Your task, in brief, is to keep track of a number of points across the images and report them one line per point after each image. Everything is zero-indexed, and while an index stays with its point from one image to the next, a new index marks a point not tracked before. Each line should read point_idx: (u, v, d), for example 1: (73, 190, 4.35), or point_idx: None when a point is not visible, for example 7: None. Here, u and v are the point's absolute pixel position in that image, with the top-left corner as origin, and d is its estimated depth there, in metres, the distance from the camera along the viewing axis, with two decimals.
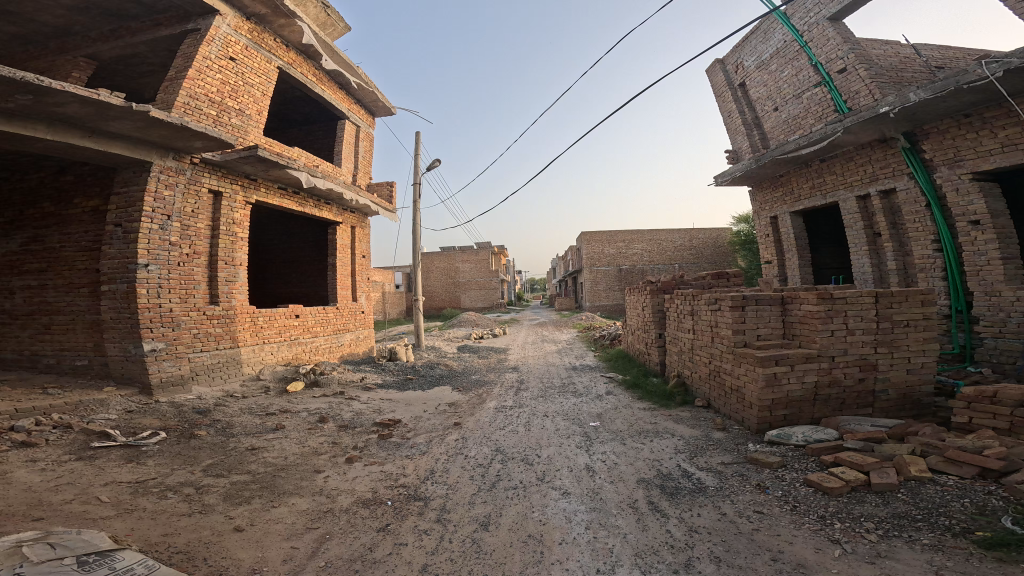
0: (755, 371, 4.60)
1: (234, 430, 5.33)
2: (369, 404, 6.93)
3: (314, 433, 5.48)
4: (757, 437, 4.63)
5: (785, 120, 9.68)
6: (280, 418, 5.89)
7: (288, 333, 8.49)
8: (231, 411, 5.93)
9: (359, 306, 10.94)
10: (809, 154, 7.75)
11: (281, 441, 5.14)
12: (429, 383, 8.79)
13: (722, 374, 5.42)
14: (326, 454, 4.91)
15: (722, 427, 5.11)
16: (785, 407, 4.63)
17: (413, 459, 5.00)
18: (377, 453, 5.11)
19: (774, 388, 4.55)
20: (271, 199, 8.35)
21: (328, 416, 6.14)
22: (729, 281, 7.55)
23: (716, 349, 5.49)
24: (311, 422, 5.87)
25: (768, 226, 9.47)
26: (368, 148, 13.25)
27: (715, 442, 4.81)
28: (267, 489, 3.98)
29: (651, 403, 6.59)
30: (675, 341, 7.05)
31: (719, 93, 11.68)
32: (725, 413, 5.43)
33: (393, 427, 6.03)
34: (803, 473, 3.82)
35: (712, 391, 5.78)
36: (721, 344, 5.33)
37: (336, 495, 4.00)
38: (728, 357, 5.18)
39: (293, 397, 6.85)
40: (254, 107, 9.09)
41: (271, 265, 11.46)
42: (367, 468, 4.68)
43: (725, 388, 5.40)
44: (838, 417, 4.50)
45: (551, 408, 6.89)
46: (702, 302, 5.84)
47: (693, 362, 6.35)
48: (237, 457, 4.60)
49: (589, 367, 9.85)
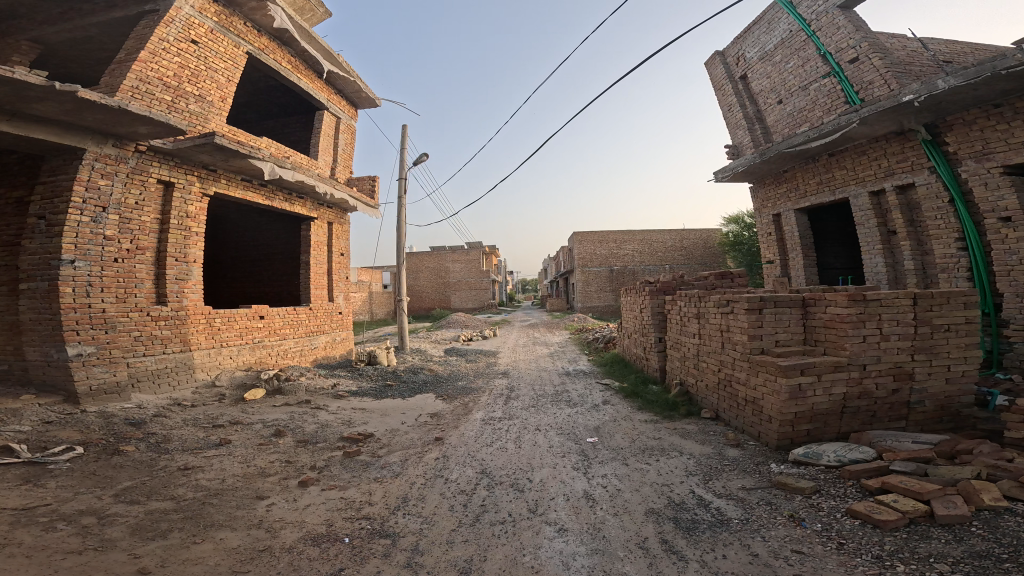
0: (777, 381, 4.04)
1: (170, 445, 4.55)
2: (339, 414, 6.20)
3: (267, 451, 4.71)
4: (780, 456, 4.09)
5: (790, 113, 9.24)
6: (228, 431, 5.10)
7: (252, 336, 7.67)
8: (171, 423, 5.12)
9: (336, 307, 10.15)
10: (817, 148, 7.30)
11: (223, 460, 4.37)
12: (411, 390, 8.06)
13: (734, 383, 4.87)
14: (274, 475, 4.17)
15: (737, 444, 4.55)
16: (809, 421, 4.11)
17: (383, 483, 4.29)
18: (341, 475, 4.38)
19: (798, 401, 3.99)
20: (234, 191, 7.55)
21: (286, 429, 5.37)
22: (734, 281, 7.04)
23: (728, 357, 4.92)
24: (265, 436, 5.10)
25: (770, 225, 9.02)
26: (351, 140, 12.46)
27: (730, 463, 4.23)
28: (193, 521, 3.23)
29: (652, 413, 6.00)
30: (678, 346, 6.49)
31: (718, 87, 11.25)
32: (738, 427, 4.88)
33: (364, 443, 5.29)
34: (842, 500, 3.29)
35: (722, 402, 5.24)
36: (733, 350, 4.79)
37: (280, 531, 3.27)
38: (742, 366, 4.62)
39: (249, 407, 6.06)
40: (217, 94, 8.22)
41: (239, 262, 10.55)
42: (325, 494, 3.95)
43: (738, 399, 4.86)
44: (870, 431, 4.01)
45: (543, 420, 6.25)
46: (710, 304, 5.28)
47: (699, 369, 5.81)
48: (164, 480, 3.82)
49: (584, 372, 9.24)
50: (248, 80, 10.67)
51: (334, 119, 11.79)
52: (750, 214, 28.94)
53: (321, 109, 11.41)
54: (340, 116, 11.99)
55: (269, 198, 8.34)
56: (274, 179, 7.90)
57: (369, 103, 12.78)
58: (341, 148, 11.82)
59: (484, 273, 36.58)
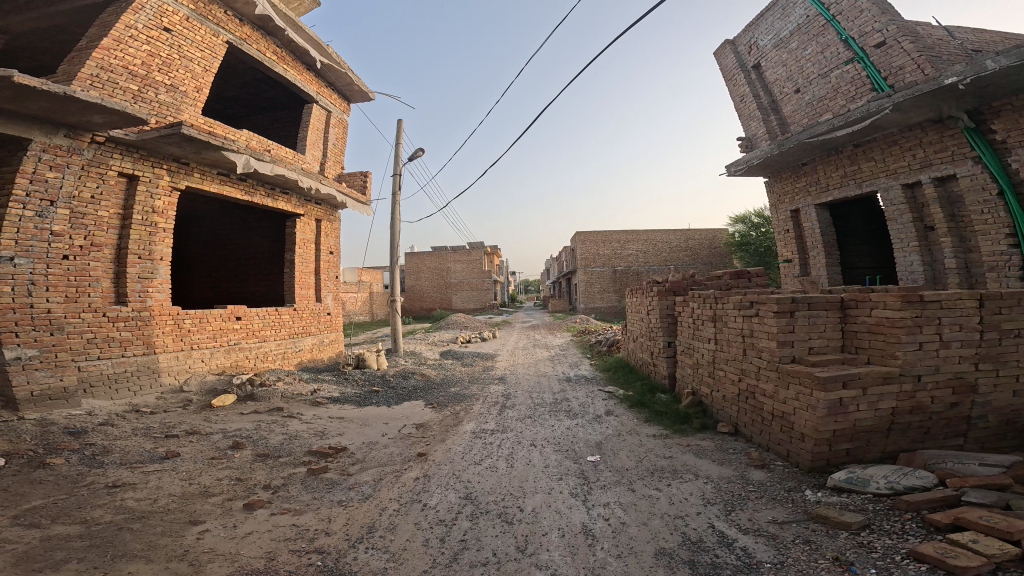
0: (813, 395, 3.42)
1: (107, 457, 4.08)
2: (313, 424, 5.64)
3: (219, 466, 4.19)
4: (815, 481, 3.48)
5: (808, 102, 8.58)
6: (178, 443, 4.58)
7: (226, 338, 7.18)
8: (118, 433, 4.64)
9: (324, 308, 9.60)
10: (842, 137, 6.66)
11: (162, 477, 3.86)
12: (398, 397, 7.48)
13: (759, 396, 4.26)
14: (218, 497, 3.65)
15: (762, 466, 3.92)
16: (849, 440, 3.49)
17: (348, 508, 3.71)
18: (300, 497, 3.83)
19: (838, 417, 3.38)
20: (209, 185, 7.05)
21: (246, 441, 4.83)
22: (751, 282, 6.40)
23: (752, 366, 4.30)
24: (220, 449, 4.57)
25: (789, 221, 8.36)
26: (342, 135, 11.94)
27: (756, 489, 3.60)
28: (99, 551, 2.74)
29: (662, 427, 5.37)
30: (690, 352, 5.86)
31: (729, 77, 10.60)
32: (763, 445, 4.25)
33: (335, 458, 4.71)
34: (901, 538, 2.66)
35: (743, 416, 4.61)
36: (757, 359, 4.18)
37: (204, 565, 2.74)
38: (769, 376, 4.01)
39: (213, 416, 5.53)
40: (192, 84, 7.71)
41: (222, 260, 10.07)
42: (273, 520, 3.40)
43: (763, 414, 4.23)
44: (924, 451, 3.38)
45: (540, 434, 5.64)
46: (729, 306, 4.67)
47: (715, 379, 5.18)
48: (83, 499, 3.34)
49: (585, 379, 8.62)
50: (233, 72, 10.21)
51: (323, 113, 11.27)
52: (758, 214, 28.14)
53: (310, 102, 10.90)
54: (331, 110, 11.47)
55: (248, 192, 7.83)
56: (252, 172, 7.38)
57: (362, 97, 12.26)
58: (331, 143, 11.30)
59: (485, 273, 35.98)
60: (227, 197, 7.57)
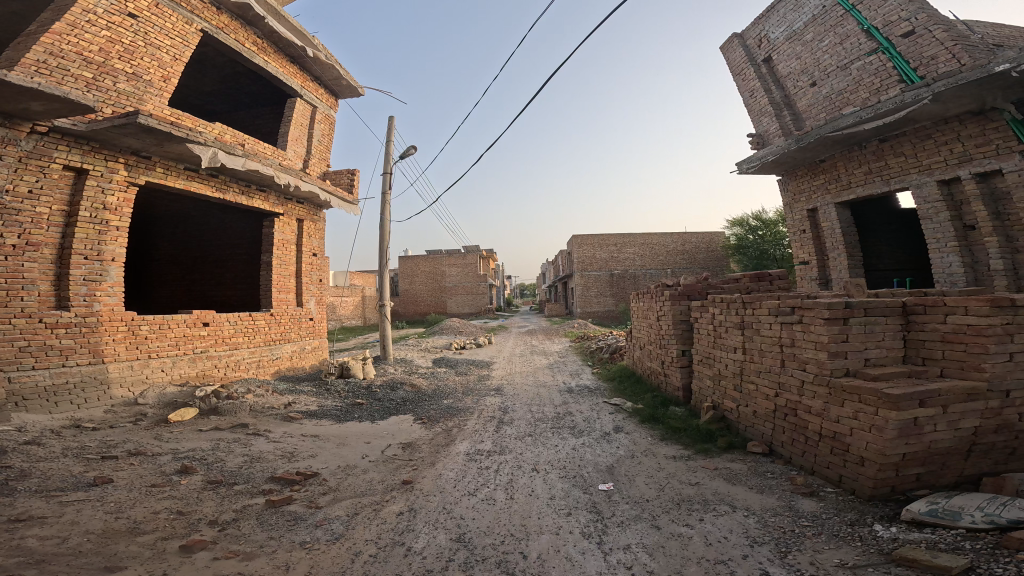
0: (879, 414, 2.92)
1: (23, 485, 3.39)
2: (284, 444, 4.94)
3: (159, 496, 3.50)
4: (883, 514, 2.92)
5: (826, 96, 8.13)
6: (115, 467, 3.88)
7: (191, 346, 6.51)
8: (42, 455, 3.93)
9: (306, 313, 8.90)
10: (868, 132, 6.27)
11: (83, 510, 3.16)
12: (385, 411, 6.79)
13: (801, 413, 3.71)
14: (150, 535, 2.96)
15: (812, 494, 3.36)
16: (920, 464, 2.98)
17: (320, 552, 3.04)
18: (254, 537, 3.13)
19: (911, 440, 2.87)
20: (173, 182, 6.45)
21: (198, 464, 4.13)
22: (774, 284, 5.87)
23: (793, 380, 3.77)
24: (165, 475, 3.88)
25: (805, 221, 7.87)
26: (330, 132, 11.31)
27: (810, 524, 3.01)
28: None
29: (683, 446, 4.77)
30: (709, 362, 5.28)
31: (737, 72, 10.16)
32: (807, 468, 3.70)
33: (302, 487, 4.02)
34: None
35: (780, 435, 4.04)
36: (799, 372, 3.66)
37: None
38: (817, 392, 3.47)
39: (166, 433, 4.81)
40: (158, 73, 7.03)
41: (195, 262, 9.40)
42: (215, 567, 2.72)
43: (808, 434, 3.68)
44: (1013, 474, 2.85)
45: (543, 456, 4.99)
46: (762, 312, 4.15)
47: (741, 392, 4.61)
48: None
49: (590, 389, 7.99)
50: (211, 63, 9.56)
51: (309, 108, 10.63)
52: (756, 217, 27.96)
53: (295, 96, 10.27)
54: (318, 105, 10.85)
55: (220, 189, 7.20)
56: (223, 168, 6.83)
57: (353, 92, 11.65)
58: (318, 139, 10.68)
59: (481, 277, 35.35)
60: (194, 194, 6.95)
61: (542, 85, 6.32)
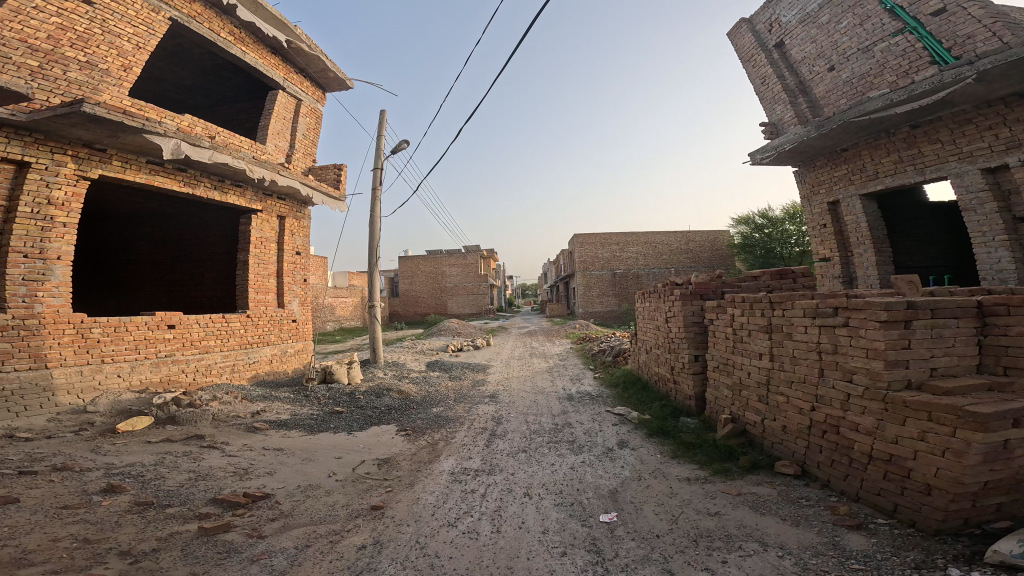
0: (957, 436, 2.40)
1: None
2: (240, 460, 4.37)
3: (68, 520, 2.98)
4: (958, 556, 2.33)
5: (845, 81, 7.47)
6: (28, 485, 3.36)
7: (153, 350, 6.06)
8: None
9: (288, 314, 8.34)
10: (899, 117, 5.67)
11: None
12: (365, 420, 6.21)
13: (845, 432, 3.12)
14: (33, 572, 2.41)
15: (861, 528, 2.75)
16: (1003, 492, 2.49)
17: None
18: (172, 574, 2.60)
19: (996, 465, 2.39)
20: (133, 175, 6.10)
21: (130, 482, 3.62)
22: (796, 284, 5.23)
23: (835, 393, 3.20)
24: (83, 495, 3.35)
25: (826, 214, 7.22)
26: (316, 126, 10.75)
27: (863, 568, 2.40)
28: None
29: (698, 466, 4.14)
30: (727, 371, 4.66)
31: (746, 59, 9.50)
32: (849, 494, 3.10)
33: (248, 511, 3.48)
34: None
35: (816, 454, 3.43)
36: (845, 384, 3.10)
37: None
38: (869, 407, 2.92)
39: (106, 446, 4.31)
40: (117, 62, 6.53)
41: (174, 262, 9.02)
42: None
43: (854, 455, 3.08)
44: None
45: (537, 477, 4.38)
46: (796, 314, 3.59)
47: (767, 405, 4.00)
48: None
49: (591, 397, 7.36)
50: (188, 54, 9.06)
51: (292, 101, 10.08)
52: (761, 214, 27.23)
53: (277, 89, 9.74)
54: (302, 98, 10.30)
55: (188, 184, 6.80)
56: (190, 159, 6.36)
57: (340, 85, 11.09)
58: (302, 133, 10.13)
59: (481, 277, 34.72)
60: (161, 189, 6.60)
61: (514, 45, 5.81)
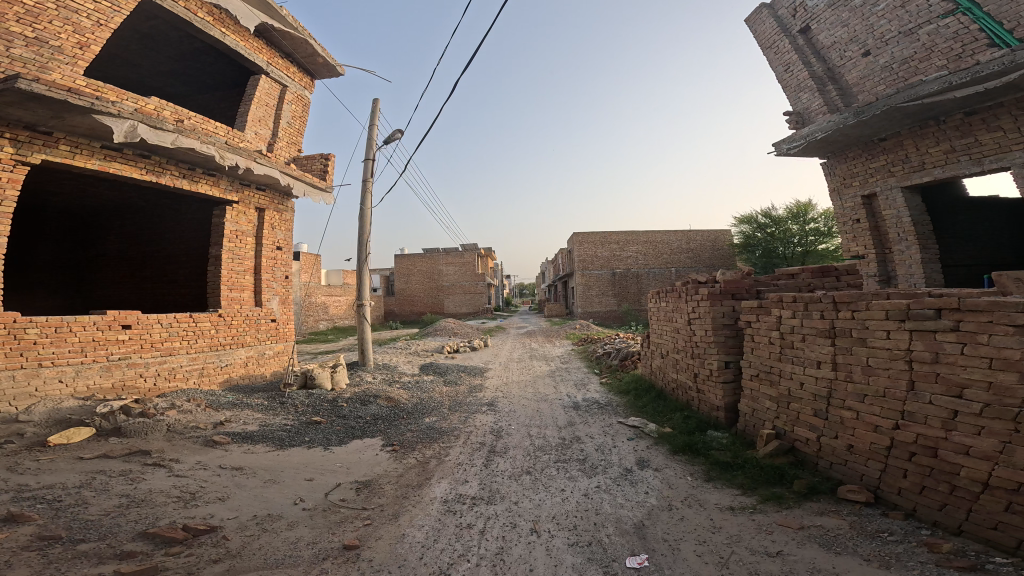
0: None
1: None
2: (189, 482, 3.64)
3: None
4: None
5: (884, 67, 6.88)
6: None
7: (104, 353, 5.32)
8: None
9: (267, 313, 7.60)
10: (954, 104, 5.38)
11: None
12: (349, 431, 5.52)
13: (946, 454, 2.59)
14: None
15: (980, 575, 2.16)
16: None
17: None
18: None
19: None
20: (84, 161, 5.34)
21: (42, 511, 2.97)
22: (841, 284, 4.64)
23: (934, 409, 2.68)
24: None
25: (860, 209, 6.82)
26: (304, 115, 10.00)
27: None
28: None
29: (741, 492, 3.49)
30: (771, 379, 4.07)
31: (766, 46, 8.86)
32: (949, 527, 2.54)
33: (185, 548, 2.79)
34: None
35: (896, 479, 2.87)
36: (951, 399, 2.59)
37: None
38: (988, 427, 2.42)
39: (22, 464, 3.59)
40: (73, 40, 5.60)
41: (143, 258, 8.31)
42: None
43: (959, 483, 2.53)
44: None
45: (548, 507, 3.71)
46: (874, 317, 3.10)
47: (825, 420, 3.43)
48: None
49: (598, 405, 6.70)
50: (162, 38, 8.30)
51: (278, 88, 9.32)
52: (764, 214, 26.64)
53: (260, 74, 8.97)
54: (289, 83, 9.54)
55: (153, 171, 6.04)
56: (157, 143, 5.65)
57: (332, 72, 10.36)
58: (287, 121, 9.38)
59: (478, 276, 33.93)
60: (119, 177, 5.82)
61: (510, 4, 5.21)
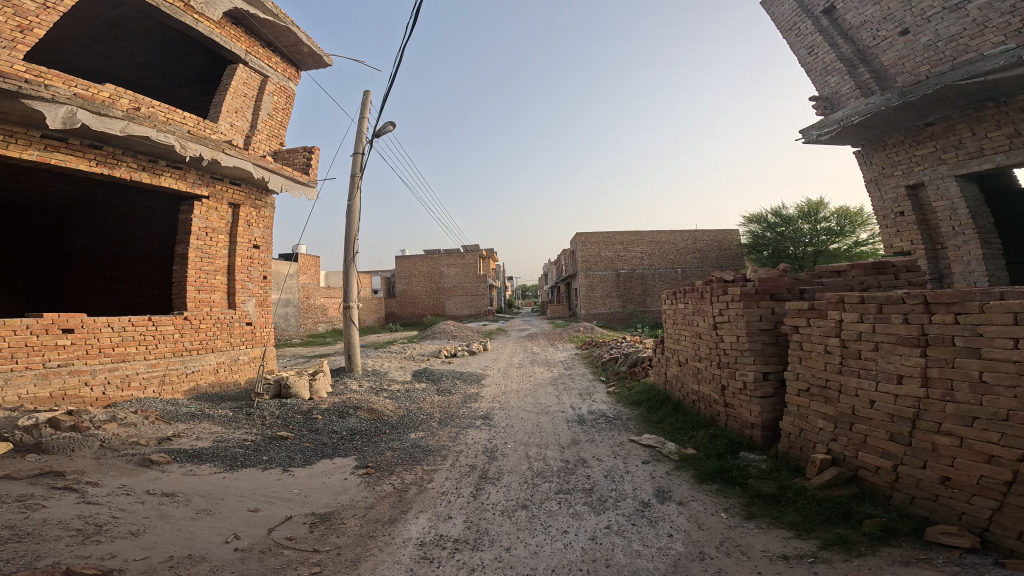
0: None
1: None
2: (100, 512, 2.93)
3: None
4: None
5: (924, 46, 6.10)
6: None
7: (40, 359, 4.69)
8: None
9: (241, 316, 6.94)
10: (1019, 83, 4.65)
11: None
12: (319, 450, 4.79)
13: None
14: None
15: None
16: None
17: None
18: None
19: None
20: (19, 152, 4.70)
21: None
22: (900, 283, 3.92)
23: None
24: None
25: (903, 200, 6.06)
26: (287, 107, 9.37)
27: None
28: None
29: (794, 534, 2.78)
30: (825, 395, 3.40)
31: (785, 28, 8.09)
32: None
33: None
34: None
35: (1017, 521, 2.23)
36: None
37: None
38: None
39: None
40: (11, 23, 4.94)
41: (112, 257, 7.68)
42: None
43: None
44: None
45: (545, 555, 2.95)
46: (993, 323, 2.45)
47: (908, 446, 2.78)
48: None
49: (607, 419, 5.96)
50: (131, 25, 7.70)
51: (258, 78, 8.69)
52: (773, 213, 25.70)
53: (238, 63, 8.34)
54: (270, 74, 8.91)
55: (105, 163, 5.40)
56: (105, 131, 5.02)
57: (318, 62, 9.72)
58: (268, 112, 8.73)
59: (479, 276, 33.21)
60: (65, 170, 5.18)
61: None
